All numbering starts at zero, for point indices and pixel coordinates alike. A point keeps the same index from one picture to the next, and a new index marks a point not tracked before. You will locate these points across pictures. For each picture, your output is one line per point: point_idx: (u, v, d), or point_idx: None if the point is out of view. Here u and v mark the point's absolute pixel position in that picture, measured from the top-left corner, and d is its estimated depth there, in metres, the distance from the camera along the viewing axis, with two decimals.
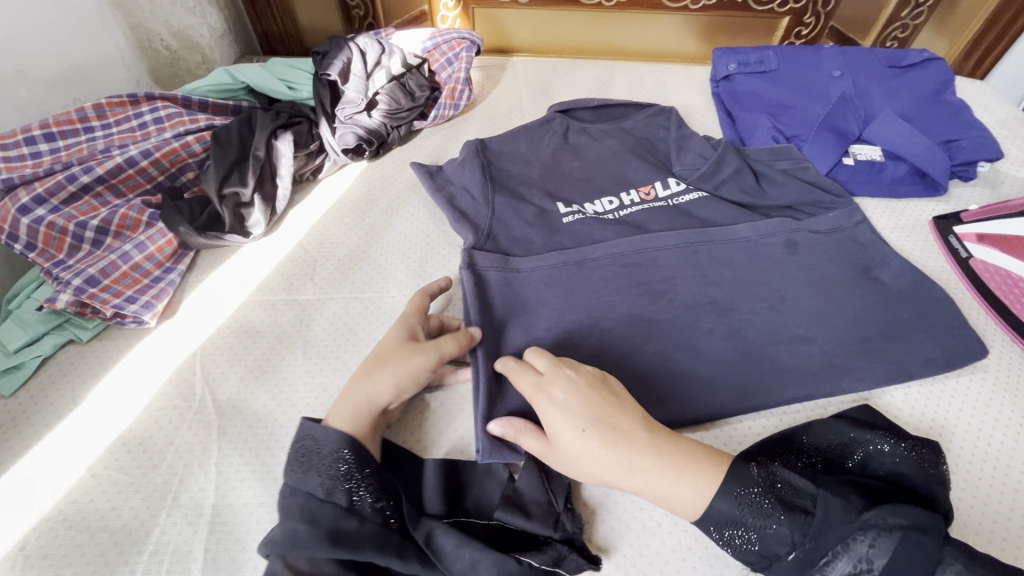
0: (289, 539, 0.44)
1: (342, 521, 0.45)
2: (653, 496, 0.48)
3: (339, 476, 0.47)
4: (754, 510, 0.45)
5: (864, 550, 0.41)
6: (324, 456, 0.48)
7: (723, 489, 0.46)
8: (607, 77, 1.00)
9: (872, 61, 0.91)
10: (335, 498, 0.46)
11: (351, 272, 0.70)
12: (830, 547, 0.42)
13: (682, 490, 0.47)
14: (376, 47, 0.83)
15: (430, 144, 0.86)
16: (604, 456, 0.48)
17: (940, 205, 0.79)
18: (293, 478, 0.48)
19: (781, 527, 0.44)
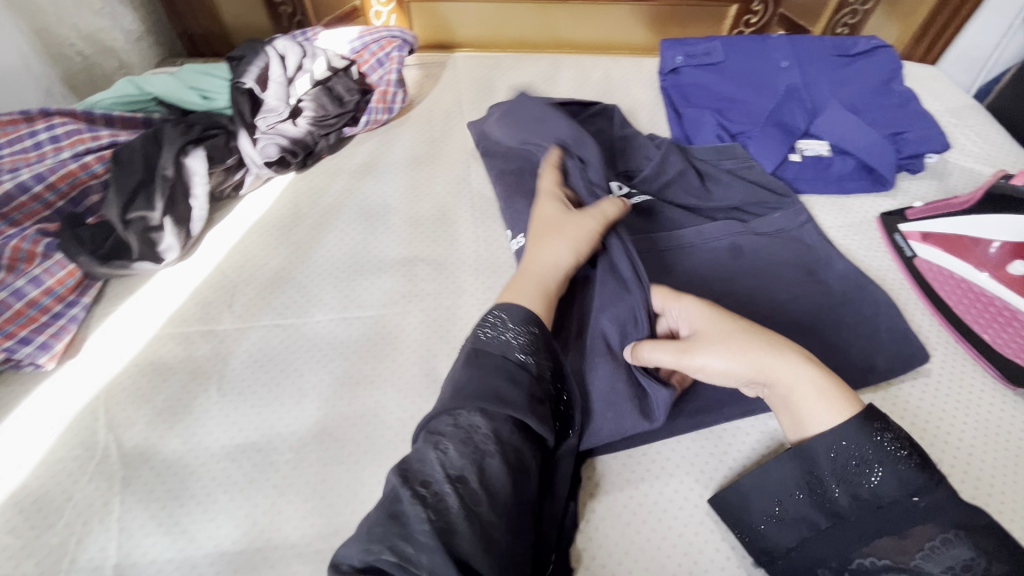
0: (492, 391, 0.45)
1: (537, 381, 0.48)
2: (798, 396, 0.48)
3: (539, 348, 0.50)
4: (886, 452, 0.43)
5: (983, 546, 0.39)
6: (515, 325, 0.50)
7: (861, 421, 0.45)
8: (551, 73, 0.95)
9: (821, 50, 0.88)
10: (530, 365, 0.48)
11: (273, 296, 0.66)
12: (942, 528, 0.41)
13: (831, 402, 0.47)
14: (298, 51, 0.78)
15: (362, 151, 0.81)
16: (745, 338, 0.50)
17: (889, 200, 0.77)
18: (484, 345, 0.49)
19: (914, 474, 0.42)
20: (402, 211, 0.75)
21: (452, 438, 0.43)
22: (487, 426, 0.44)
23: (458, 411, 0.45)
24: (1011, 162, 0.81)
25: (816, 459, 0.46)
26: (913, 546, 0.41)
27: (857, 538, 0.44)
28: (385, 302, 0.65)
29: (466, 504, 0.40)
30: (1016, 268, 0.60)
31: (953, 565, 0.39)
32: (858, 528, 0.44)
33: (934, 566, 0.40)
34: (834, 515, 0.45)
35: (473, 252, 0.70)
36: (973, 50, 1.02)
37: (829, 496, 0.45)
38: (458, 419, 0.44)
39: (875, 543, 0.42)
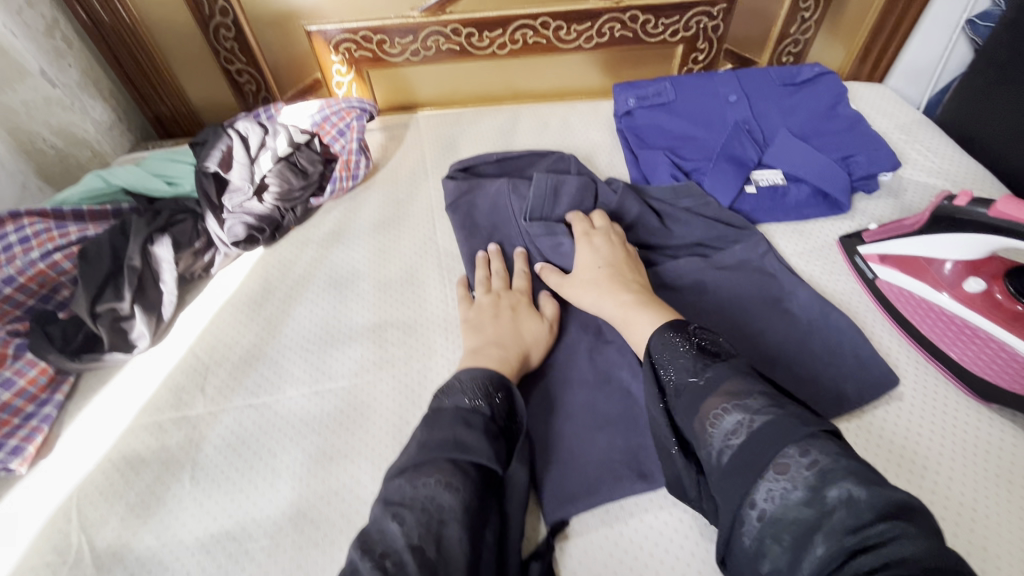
0: (453, 443, 0.48)
1: (489, 426, 0.50)
2: (621, 320, 0.60)
3: (492, 400, 0.53)
4: (682, 352, 0.49)
5: (754, 406, 0.42)
6: (465, 381, 0.54)
7: (662, 331, 0.52)
8: (511, 124, 0.98)
9: (767, 81, 0.91)
10: (480, 409, 0.51)
11: (245, 376, 0.66)
12: (716, 399, 0.44)
13: (641, 318, 0.58)
14: (258, 130, 0.81)
15: (330, 220, 0.83)
16: (598, 283, 0.64)
17: (848, 223, 0.78)
18: (438, 401, 0.53)
19: (689, 360, 0.48)
20: (371, 275, 0.76)
21: (412, 506, 0.43)
22: (449, 483, 0.45)
23: (419, 476, 0.45)
24: (961, 173, 0.83)
25: (649, 380, 0.50)
26: (703, 415, 0.44)
27: (685, 430, 0.46)
28: (355, 371, 0.66)
29: (423, 566, 0.40)
30: (971, 286, 0.62)
31: (730, 427, 0.42)
32: (681, 413, 0.46)
33: (716, 430, 0.43)
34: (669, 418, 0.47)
35: (442, 312, 0.71)
36: (917, 64, 1.06)
37: (658, 411, 0.48)
38: (419, 486, 0.45)
39: (689, 427, 0.45)
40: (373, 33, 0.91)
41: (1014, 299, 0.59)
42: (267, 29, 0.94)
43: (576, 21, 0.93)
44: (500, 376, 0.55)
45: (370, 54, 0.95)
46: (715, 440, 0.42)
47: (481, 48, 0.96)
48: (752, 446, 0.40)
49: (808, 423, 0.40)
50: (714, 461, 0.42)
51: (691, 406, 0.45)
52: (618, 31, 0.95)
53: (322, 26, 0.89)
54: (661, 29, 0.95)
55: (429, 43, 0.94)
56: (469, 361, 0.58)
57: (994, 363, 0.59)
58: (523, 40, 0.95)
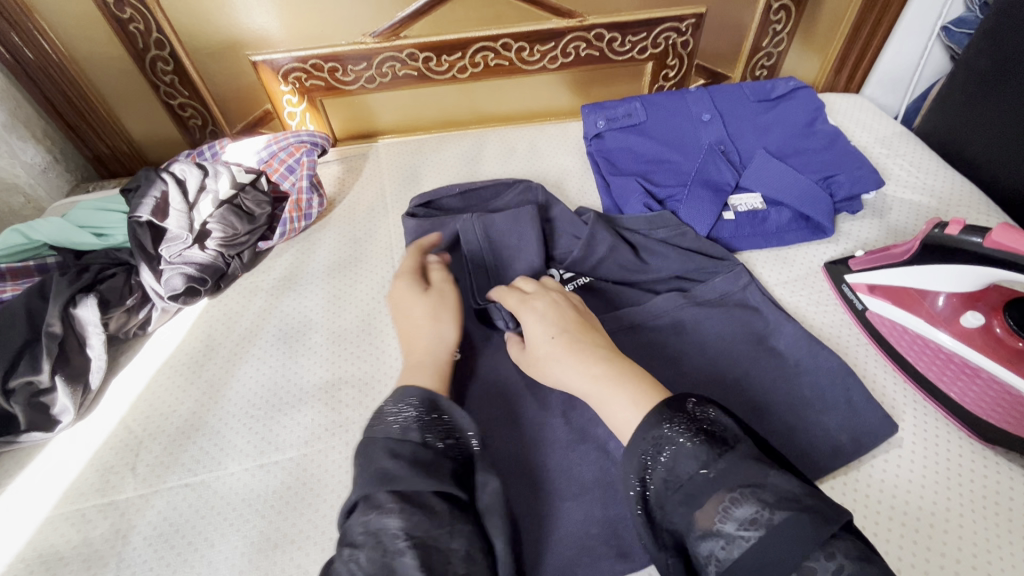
0: (388, 475, 0.43)
1: (425, 451, 0.46)
2: (590, 397, 0.48)
3: (423, 421, 0.48)
4: (676, 434, 0.41)
5: (767, 499, 0.37)
6: (391, 407, 0.49)
7: (654, 412, 0.43)
8: (476, 150, 0.93)
9: (740, 98, 0.86)
10: (411, 435, 0.46)
11: (182, 450, 0.59)
12: (728, 489, 0.38)
13: (617, 397, 0.47)
14: (197, 172, 0.74)
15: (281, 264, 0.77)
16: (560, 355, 0.51)
17: (831, 247, 0.74)
18: (370, 428, 0.48)
19: (695, 445, 0.40)
20: (324, 326, 0.70)
21: (364, 544, 0.40)
22: (398, 518, 0.41)
23: (364, 514, 0.41)
24: (946, 188, 0.79)
25: (629, 458, 0.42)
26: (709, 510, 0.38)
27: (674, 522, 0.39)
28: (305, 439, 0.59)
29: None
30: (968, 320, 0.57)
31: (744, 522, 0.36)
32: (671, 507, 0.39)
33: (730, 525, 0.37)
34: (655, 505, 0.41)
35: (401, 365, 0.65)
36: (894, 73, 1.03)
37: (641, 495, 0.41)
38: (367, 524, 0.41)
39: (686, 522, 0.38)
40: (324, 61, 0.87)
41: (1015, 335, 0.55)
42: (210, 61, 0.86)
43: (539, 42, 0.89)
44: (431, 395, 0.50)
45: (323, 83, 0.90)
46: (726, 535, 0.36)
47: (440, 73, 0.91)
48: (774, 546, 0.35)
49: (831, 519, 0.35)
50: (725, 556, 0.36)
51: (691, 500, 0.39)
52: (584, 50, 0.91)
53: (270, 55, 0.85)
54: (628, 46, 0.91)
55: (384, 69, 0.89)
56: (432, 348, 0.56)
57: (998, 405, 0.54)
58: (484, 63, 0.91)
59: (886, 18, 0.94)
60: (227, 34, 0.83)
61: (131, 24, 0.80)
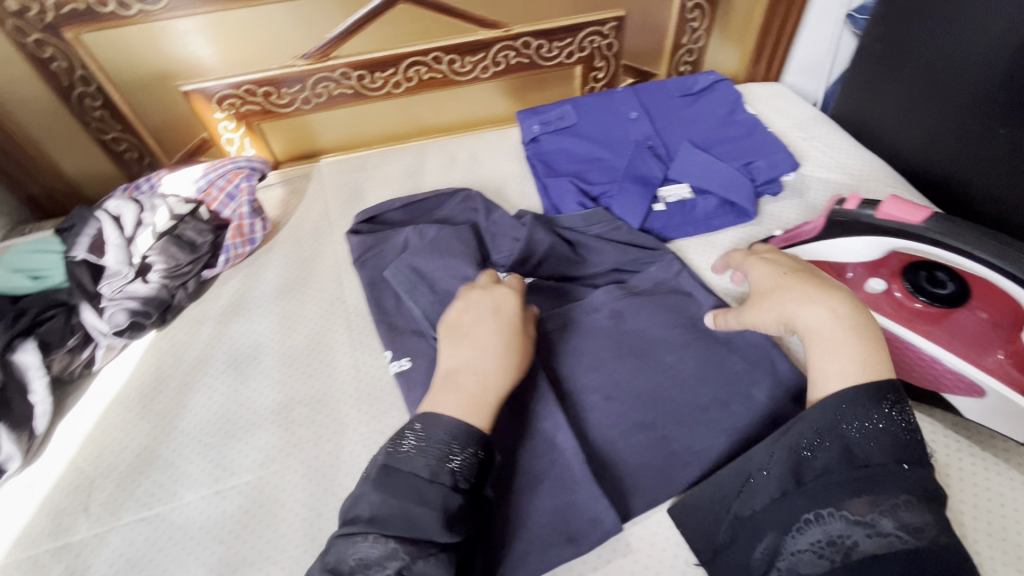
0: (402, 518, 0.45)
1: (450, 500, 0.46)
2: (819, 343, 0.51)
3: (452, 456, 0.48)
4: (891, 422, 0.46)
5: (928, 518, 0.42)
6: (435, 440, 0.48)
7: (877, 390, 0.47)
8: (418, 162, 0.95)
9: (664, 94, 0.91)
10: (441, 481, 0.46)
11: (137, 483, 0.59)
12: (904, 493, 0.43)
13: (848, 344, 0.50)
14: (133, 207, 0.75)
15: (228, 290, 0.77)
16: (800, 291, 0.55)
17: (755, 230, 0.78)
18: (392, 456, 0.48)
19: (895, 444, 0.45)
20: (275, 348, 0.70)
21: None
22: (395, 562, 0.43)
23: (366, 540, 0.44)
24: (858, 165, 0.85)
25: (834, 418, 0.47)
26: (878, 501, 0.43)
27: (816, 503, 0.44)
28: (261, 462, 0.60)
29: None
30: (873, 286, 0.61)
31: (905, 525, 0.42)
32: (835, 482, 0.45)
33: (887, 521, 0.42)
34: (819, 469, 0.46)
35: (353, 379, 0.66)
36: (808, 59, 1.09)
37: (814, 460, 0.46)
38: (362, 549, 0.44)
39: (841, 501, 0.44)
40: (257, 86, 0.87)
41: (912, 297, 0.58)
42: (140, 93, 0.86)
43: (469, 53, 0.91)
44: (475, 433, 0.49)
45: (258, 107, 0.90)
46: (878, 528, 0.42)
47: (375, 89, 0.93)
48: (912, 554, 0.41)
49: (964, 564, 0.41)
50: (854, 546, 0.42)
51: (861, 486, 0.44)
52: (514, 58, 0.94)
53: (202, 83, 0.85)
54: (555, 52, 0.95)
55: (319, 89, 0.90)
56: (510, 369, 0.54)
57: (902, 362, 0.58)
58: (418, 77, 0.93)
59: (792, 11, 1.00)
60: (156, 66, 0.83)
61: (53, 63, 0.79)
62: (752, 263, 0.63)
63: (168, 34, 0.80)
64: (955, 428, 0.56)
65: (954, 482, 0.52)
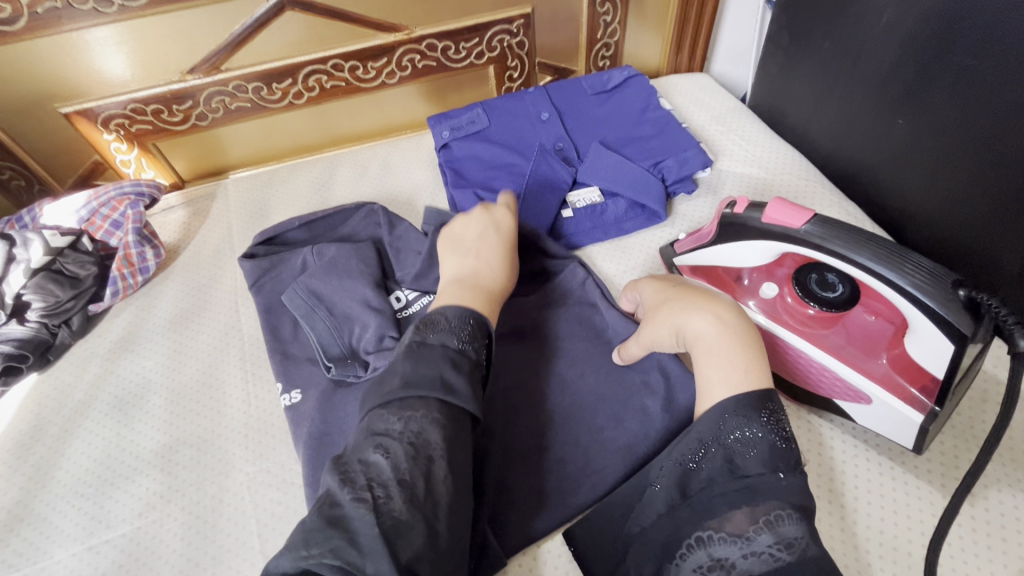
0: (439, 380, 0.45)
1: (476, 370, 0.48)
2: (704, 346, 0.51)
3: (476, 338, 0.50)
4: (768, 428, 0.44)
5: (800, 529, 0.40)
6: (455, 324, 0.51)
7: (758, 395, 0.46)
8: (328, 175, 0.91)
9: (577, 93, 0.88)
10: (469, 353, 0.49)
11: (4, 545, 0.56)
12: (781, 505, 0.40)
13: (733, 349, 0.49)
14: (2, 245, 0.69)
15: (119, 325, 0.73)
16: (686, 302, 0.55)
17: (665, 232, 0.76)
18: (422, 335, 0.49)
19: (772, 453, 0.43)
20: (164, 386, 0.67)
21: (398, 439, 0.41)
22: (436, 426, 0.42)
23: (408, 411, 0.43)
24: (773, 159, 0.83)
25: (712, 427, 0.45)
26: (756, 515, 0.40)
27: (696, 519, 0.43)
28: (139, 511, 0.57)
29: (410, 503, 0.39)
30: (766, 292, 0.60)
31: (783, 540, 0.39)
32: (717, 494, 0.43)
33: (766, 537, 0.39)
34: (703, 480, 0.44)
35: (242, 415, 0.63)
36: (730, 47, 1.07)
37: (694, 475, 0.45)
38: (408, 420, 0.43)
39: (721, 515, 0.42)
40: (145, 105, 0.83)
41: (801, 302, 0.57)
42: (17, 120, 0.80)
43: (370, 59, 0.87)
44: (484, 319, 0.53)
45: (150, 126, 0.85)
46: (755, 545, 0.39)
47: (276, 101, 0.88)
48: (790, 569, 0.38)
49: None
50: (734, 565, 0.40)
51: (739, 498, 0.42)
52: (420, 61, 0.90)
53: (85, 104, 0.80)
54: (463, 53, 0.91)
55: (213, 104, 0.85)
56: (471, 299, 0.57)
57: (795, 371, 0.56)
58: (320, 86, 0.88)
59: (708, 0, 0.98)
60: (30, 88, 0.77)
61: None
62: (643, 283, 0.63)
63: (35, 54, 0.75)
64: (852, 433, 0.56)
65: (846, 488, 0.53)
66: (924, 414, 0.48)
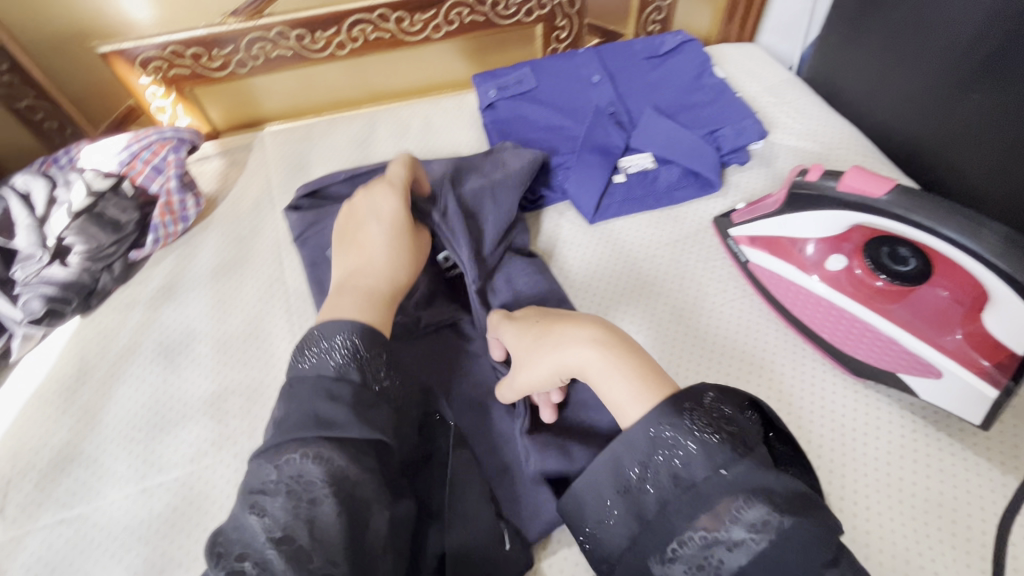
0: (312, 420, 0.42)
1: (359, 395, 0.45)
2: (589, 373, 0.46)
3: (366, 359, 0.47)
4: (687, 427, 0.39)
5: (768, 507, 0.36)
6: (326, 345, 0.47)
7: (669, 403, 0.41)
8: (369, 130, 0.89)
9: (629, 56, 0.85)
10: (349, 376, 0.45)
11: (57, 484, 0.56)
12: (733, 495, 0.36)
13: (611, 385, 0.45)
14: (43, 183, 0.68)
15: (160, 272, 0.72)
16: (554, 333, 0.50)
17: (720, 202, 0.74)
18: (297, 370, 0.46)
19: (707, 447, 0.38)
20: (209, 335, 0.66)
21: (276, 493, 0.38)
22: (320, 466, 0.39)
23: (281, 456, 0.40)
24: (829, 133, 0.81)
25: (636, 442, 0.41)
26: (721, 513, 0.36)
27: (661, 531, 0.38)
28: (191, 457, 0.57)
29: (292, 557, 0.36)
30: (833, 264, 0.60)
31: (754, 526, 0.36)
32: (674, 512, 0.38)
33: (739, 529, 0.36)
34: (654, 502, 0.39)
35: (291, 367, 0.63)
36: (784, 17, 1.04)
37: (643, 489, 0.40)
38: (283, 467, 0.39)
39: (681, 528, 0.37)
40: (184, 47, 0.80)
41: (873, 275, 0.57)
42: (52, 55, 0.79)
43: (418, 10, 0.84)
44: (371, 330, 0.49)
45: (188, 71, 0.83)
46: (733, 539, 0.36)
47: (318, 51, 0.85)
48: (776, 550, 0.35)
49: (825, 545, 0.35)
50: (722, 564, 0.36)
51: (694, 504, 0.37)
52: (468, 15, 0.86)
53: (123, 44, 0.77)
54: (513, 9, 0.87)
55: (254, 51, 0.83)
56: (361, 298, 0.53)
57: (862, 343, 0.56)
58: (363, 37, 0.85)
59: None
60: (68, 19, 0.77)
61: None
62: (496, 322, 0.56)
63: None
64: (911, 409, 0.55)
65: (902, 466, 0.52)
66: (999, 389, 0.48)
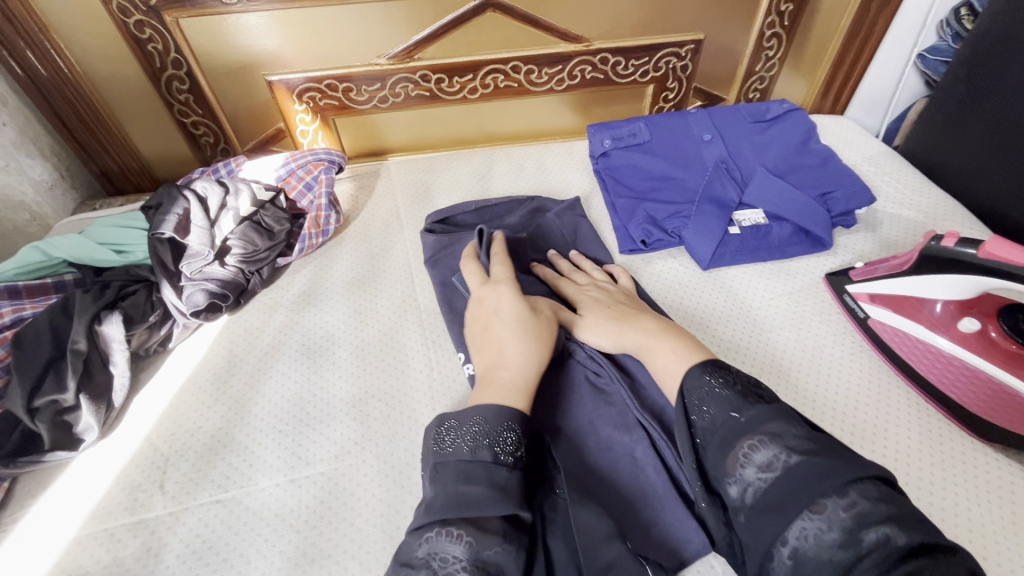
0: (455, 501, 0.44)
1: (496, 474, 0.46)
2: None
3: (503, 438, 0.49)
4: (715, 389, 0.46)
5: (783, 445, 0.40)
6: (462, 428, 0.50)
7: (694, 370, 0.48)
8: (486, 167, 0.96)
9: (738, 118, 0.91)
10: (481, 456, 0.47)
11: (211, 465, 0.59)
12: (749, 438, 0.42)
13: None
14: (219, 190, 0.75)
15: (301, 279, 0.78)
16: None
17: (828, 259, 0.79)
18: (439, 453, 0.49)
19: (729, 400, 0.45)
20: (348, 341, 0.70)
21: (419, 568, 0.41)
22: (458, 544, 0.42)
23: (422, 532, 0.43)
24: (933, 202, 0.85)
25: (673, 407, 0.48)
26: (737, 453, 0.41)
27: (704, 476, 0.44)
28: (336, 453, 0.60)
29: None
30: (966, 325, 0.62)
31: (763, 463, 0.40)
32: (706, 458, 0.44)
33: (751, 467, 0.40)
34: (693, 456, 0.45)
35: (426, 379, 0.66)
36: (873, 95, 1.10)
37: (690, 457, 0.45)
38: (425, 542, 0.43)
39: (717, 472, 0.42)
40: (339, 82, 0.89)
41: (1010, 339, 0.60)
42: (225, 78, 0.87)
43: (547, 65, 0.94)
44: (507, 411, 0.50)
45: (336, 102, 0.92)
46: (745, 478, 0.40)
47: (451, 93, 0.95)
48: (789, 482, 0.38)
49: (843, 473, 0.37)
50: (742, 501, 0.40)
51: (720, 448, 0.43)
52: (589, 72, 0.97)
53: (285, 75, 0.87)
54: (631, 70, 0.98)
55: (397, 89, 0.92)
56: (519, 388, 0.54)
57: (996, 404, 0.58)
58: (494, 84, 0.95)
59: (867, 47, 1.01)
60: (243, 55, 0.84)
61: (150, 44, 0.81)
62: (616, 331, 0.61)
63: (264, 26, 0.82)
64: None
65: None
66: None
